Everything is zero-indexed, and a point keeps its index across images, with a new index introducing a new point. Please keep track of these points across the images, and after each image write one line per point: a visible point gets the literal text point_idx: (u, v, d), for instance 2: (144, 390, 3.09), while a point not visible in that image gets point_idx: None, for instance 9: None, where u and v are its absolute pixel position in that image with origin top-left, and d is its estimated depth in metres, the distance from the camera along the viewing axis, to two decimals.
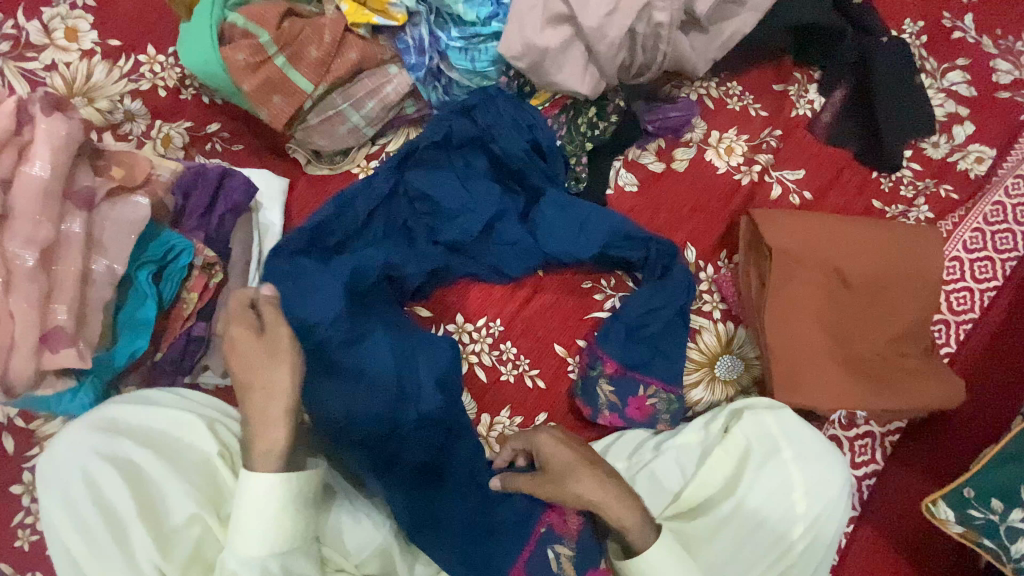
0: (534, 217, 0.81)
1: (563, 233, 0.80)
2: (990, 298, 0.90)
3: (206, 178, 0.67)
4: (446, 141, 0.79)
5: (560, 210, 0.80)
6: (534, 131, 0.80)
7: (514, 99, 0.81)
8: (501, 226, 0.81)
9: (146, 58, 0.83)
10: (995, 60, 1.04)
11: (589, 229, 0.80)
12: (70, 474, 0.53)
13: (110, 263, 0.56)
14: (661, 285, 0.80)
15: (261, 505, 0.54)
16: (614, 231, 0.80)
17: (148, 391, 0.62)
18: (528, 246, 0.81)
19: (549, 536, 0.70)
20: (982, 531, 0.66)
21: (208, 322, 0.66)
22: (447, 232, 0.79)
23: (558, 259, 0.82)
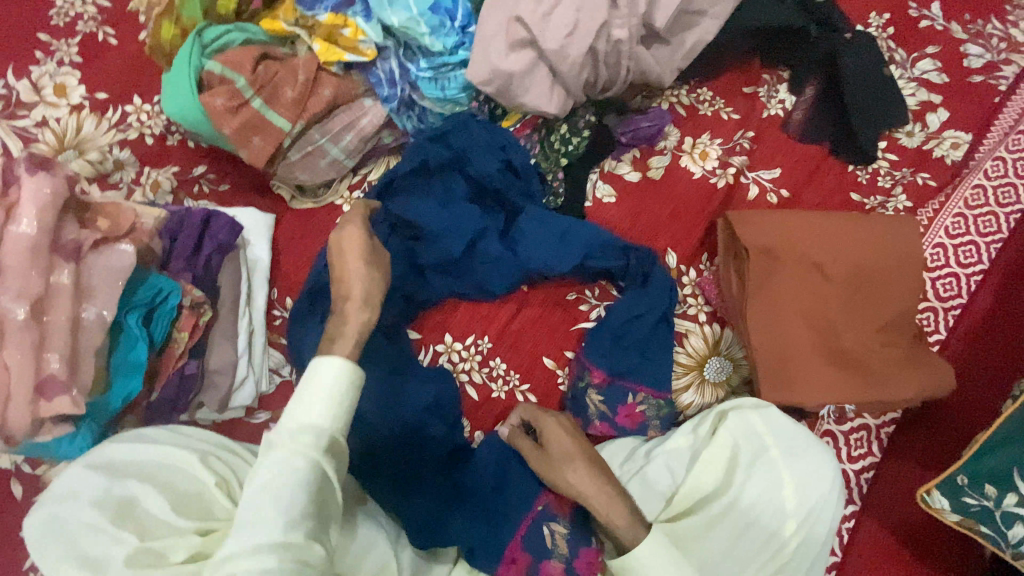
0: (513, 234, 0.83)
1: (543, 248, 0.81)
2: (978, 282, 0.90)
3: (191, 221, 0.71)
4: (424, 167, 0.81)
5: (539, 224, 0.82)
6: (507, 150, 0.83)
7: (488, 124, 0.83)
8: (482, 244, 0.83)
9: (132, 108, 0.87)
10: (965, 45, 1.04)
11: (567, 241, 0.81)
12: (70, 508, 0.55)
13: (99, 310, 0.59)
14: (643, 292, 0.81)
15: (313, 386, 0.52)
16: (591, 242, 0.81)
17: (145, 428, 0.64)
18: (509, 262, 0.82)
19: (544, 514, 0.73)
20: (978, 518, 0.65)
21: (200, 359, 0.69)
22: (430, 255, 0.81)
23: (540, 273, 0.83)
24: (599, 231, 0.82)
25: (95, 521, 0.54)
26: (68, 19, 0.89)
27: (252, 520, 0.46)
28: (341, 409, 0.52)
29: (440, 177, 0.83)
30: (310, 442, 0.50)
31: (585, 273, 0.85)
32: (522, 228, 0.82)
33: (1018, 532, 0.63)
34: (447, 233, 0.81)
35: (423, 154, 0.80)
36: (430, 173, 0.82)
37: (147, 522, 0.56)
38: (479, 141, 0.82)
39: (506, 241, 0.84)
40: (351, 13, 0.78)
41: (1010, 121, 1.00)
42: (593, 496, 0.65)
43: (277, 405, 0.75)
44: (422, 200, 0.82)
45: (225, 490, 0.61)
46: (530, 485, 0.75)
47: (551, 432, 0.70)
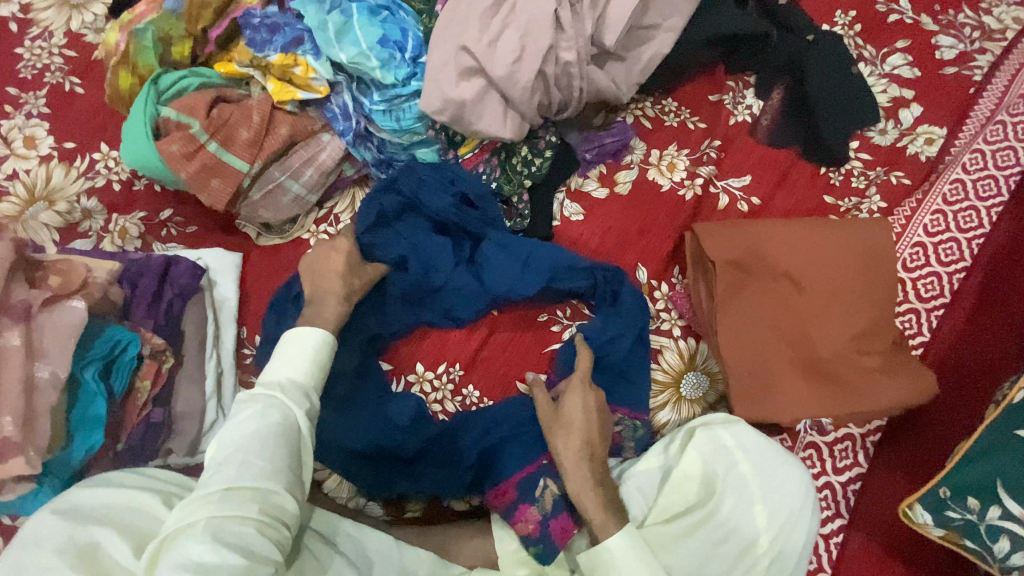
0: (479, 260, 0.83)
1: (506, 272, 0.81)
2: (960, 280, 0.88)
3: (151, 268, 0.72)
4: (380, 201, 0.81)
5: (500, 248, 0.82)
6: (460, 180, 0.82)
7: (434, 162, 0.83)
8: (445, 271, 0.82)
9: (100, 155, 0.88)
10: (937, 37, 1.02)
11: (532, 265, 0.80)
12: (28, 556, 0.50)
13: (52, 369, 0.59)
14: (613, 312, 0.80)
15: (299, 342, 0.59)
16: (555, 262, 0.80)
17: (111, 473, 0.62)
18: (474, 290, 0.81)
19: (546, 468, 0.76)
20: (962, 532, 0.63)
21: (165, 407, 0.69)
22: (398, 284, 0.80)
23: (507, 298, 0.82)
24: (562, 252, 0.81)
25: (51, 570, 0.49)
26: (35, 71, 0.91)
27: (223, 471, 0.47)
28: (319, 367, 0.59)
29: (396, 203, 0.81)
30: (293, 392, 0.55)
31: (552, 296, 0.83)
32: (481, 254, 0.83)
33: (1004, 547, 0.60)
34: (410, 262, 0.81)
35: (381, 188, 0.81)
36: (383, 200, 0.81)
37: (111, 567, 0.51)
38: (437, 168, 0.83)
39: (465, 269, 0.83)
40: (301, 52, 0.79)
41: (987, 112, 0.98)
42: (579, 476, 0.69)
43: None
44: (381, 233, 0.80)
45: None
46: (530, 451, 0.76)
47: (571, 399, 0.73)
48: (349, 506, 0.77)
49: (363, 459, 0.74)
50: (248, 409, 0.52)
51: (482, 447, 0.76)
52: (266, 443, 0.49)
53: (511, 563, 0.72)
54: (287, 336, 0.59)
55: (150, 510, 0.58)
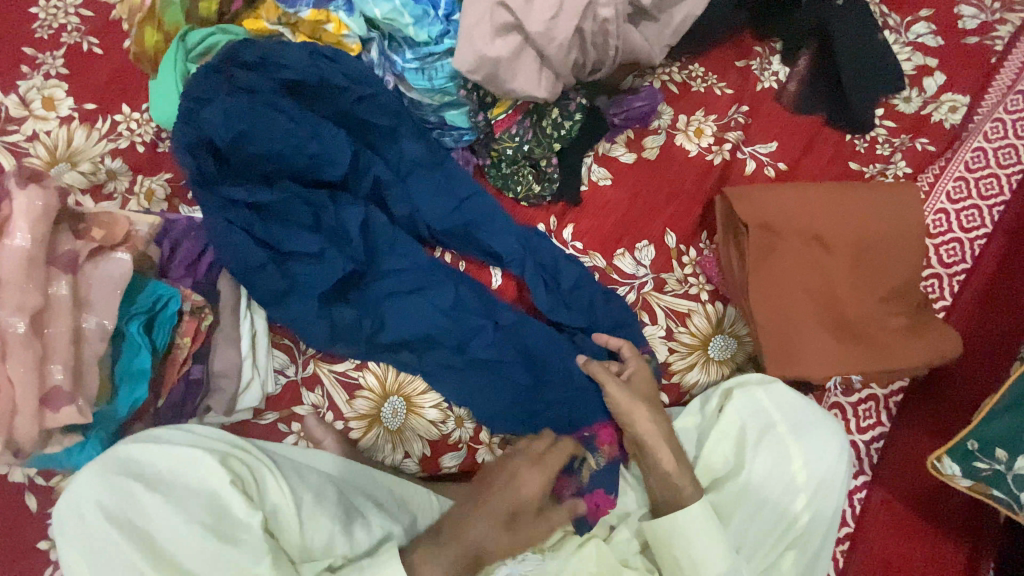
0: (502, 224, 0.82)
1: (512, 245, 0.82)
2: (981, 246, 0.89)
3: (195, 233, 0.77)
4: (330, 97, 0.81)
5: (442, 189, 0.84)
6: (400, 117, 0.83)
7: (421, 133, 0.85)
8: (481, 232, 0.82)
9: (122, 117, 0.86)
10: (959, 7, 1.01)
11: (470, 220, 0.83)
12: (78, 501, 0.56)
13: (99, 320, 0.62)
14: (567, 263, 0.82)
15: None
16: (486, 217, 0.83)
17: (154, 430, 0.63)
18: (517, 245, 0.82)
19: (590, 442, 0.76)
20: (990, 482, 0.65)
21: (203, 364, 0.74)
22: (432, 223, 0.83)
23: (545, 260, 0.82)
24: (497, 211, 0.83)
25: (115, 539, 0.54)
26: (51, 30, 0.89)
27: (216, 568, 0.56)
28: None
29: (331, 108, 0.82)
30: None
31: (485, 252, 0.83)
32: (416, 186, 0.83)
33: None
34: (317, 159, 0.79)
35: (318, 74, 0.79)
36: (331, 98, 0.81)
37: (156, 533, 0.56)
38: (390, 94, 0.83)
39: (389, 192, 0.83)
40: (333, 9, 0.81)
41: (1007, 81, 0.97)
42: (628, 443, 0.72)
43: (284, 405, 0.76)
44: (270, 143, 0.76)
45: (242, 488, 0.60)
46: (593, 407, 0.77)
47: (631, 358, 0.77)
48: (385, 463, 0.77)
49: (393, 357, 0.78)
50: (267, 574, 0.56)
51: (524, 400, 0.77)
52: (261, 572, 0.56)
53: None
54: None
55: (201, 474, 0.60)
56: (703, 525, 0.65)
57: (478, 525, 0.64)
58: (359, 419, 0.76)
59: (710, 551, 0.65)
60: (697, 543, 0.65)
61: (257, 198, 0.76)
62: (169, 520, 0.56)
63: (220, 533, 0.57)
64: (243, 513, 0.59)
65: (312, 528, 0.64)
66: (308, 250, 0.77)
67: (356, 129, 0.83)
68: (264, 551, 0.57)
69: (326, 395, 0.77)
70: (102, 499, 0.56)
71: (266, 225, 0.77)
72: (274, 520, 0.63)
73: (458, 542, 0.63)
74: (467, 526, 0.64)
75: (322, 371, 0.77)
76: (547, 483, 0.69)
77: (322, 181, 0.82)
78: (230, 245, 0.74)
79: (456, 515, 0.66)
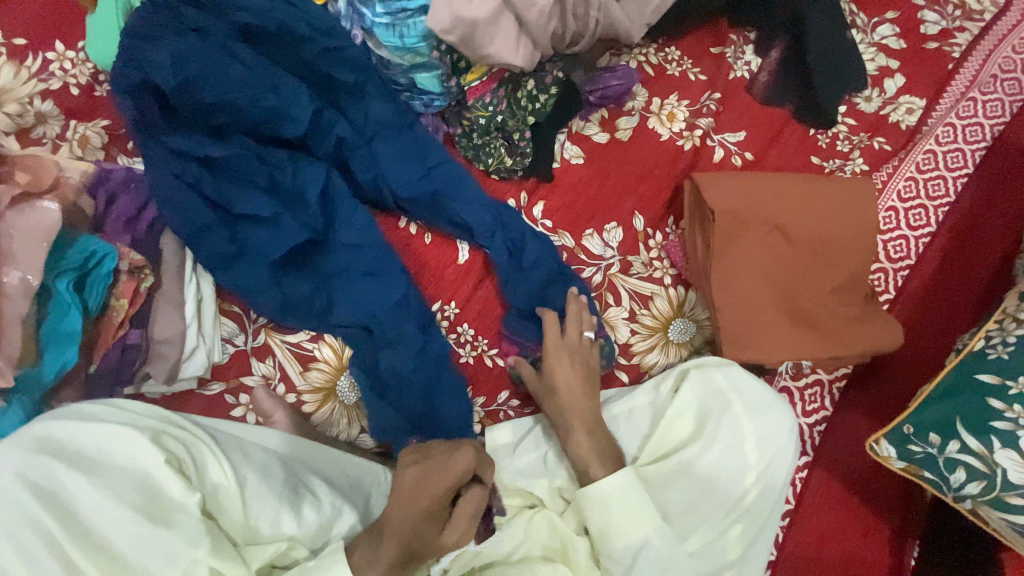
0: (471, 198, 0.80)
1: (479, 220, 0.79)
2: (925, 244, 0.93)
3: (137, 187, 0.71)
4: (294, 52, 0.77)
5: (407, 155, 0.80)
6: (367, 74, 0.79)
7: (387, 93, 0.81)
8: (450, 203, 0.80)
9: (54, 55, 0.78)
10: (923, 12, 1.04)
11: (444, 189, 0.80)
12: None
13: (22, 275, 0.61)
14: (533, 239, 0.80)
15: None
16: (454, 185, 0.80)
17: (80, 403, 0.56)
18: (489, 220, 0.80)
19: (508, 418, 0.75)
20: (922, 464, 0.70)
21: (143, 328, 0.68)
22: (398, 189, 0.79)
23: (515, 241, 0.80)
24: (465, 179, 0.81)
25: (34, 516, 0.47)
26: None
27: (151, 555, 0.49)
28: None
29: (294, 59, 0.77)
30: None
31: (450, 225, 0.81)
32: (383, 151, 0.80)
33: (958, 477, 0.67)
34: (275, 113, 0.74)
35: (279, 19, 0.75)
36: (294, 49, 0.77)
37: (80, 515, 0.49)
38: (357, 49, 0.79)
39: (353, 154, 0.80)
40: None
41: (961, 88, 1.01)
42: (577, 416, 0.70)
43: (231, 375, 0.72)
44: (222, 93, 0.71)
45: (177, 467, 0.53)
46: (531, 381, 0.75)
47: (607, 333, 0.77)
48: (340, 439, 0.74)
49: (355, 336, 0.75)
50: (208, 563, 0.50)
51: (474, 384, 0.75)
52: (203, 559, 0.50)
53: (507, 493, 0.73)
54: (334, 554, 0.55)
55: (132, 452, 0.53)
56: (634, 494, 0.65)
57: (403, 523, 0.57)
58: (314, 393, 0.74)
59: (635, 524, 0.64)
60: (623, 518, 0.65)
61: (206, 153, 0.71)
62: (94, 498, 0.49)
63: (153, 515, 0.50)
64: (178, 493, 0.52)
65: (258, 508, 0.57)
66: (260, 215, 0.73)
67: (323, 85, 0.79)
68: (202, 534, 0.51)
69: (278, 365, 0.73)
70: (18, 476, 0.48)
71: (219, 182, 0.72)
72: (215, 501, 0.56)
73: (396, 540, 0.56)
74: (395, 522, 0.57)
75: (274, 342, 0.74)
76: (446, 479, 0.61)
77: (280, 137, 0.76)
78: (178, 203, 0.69)
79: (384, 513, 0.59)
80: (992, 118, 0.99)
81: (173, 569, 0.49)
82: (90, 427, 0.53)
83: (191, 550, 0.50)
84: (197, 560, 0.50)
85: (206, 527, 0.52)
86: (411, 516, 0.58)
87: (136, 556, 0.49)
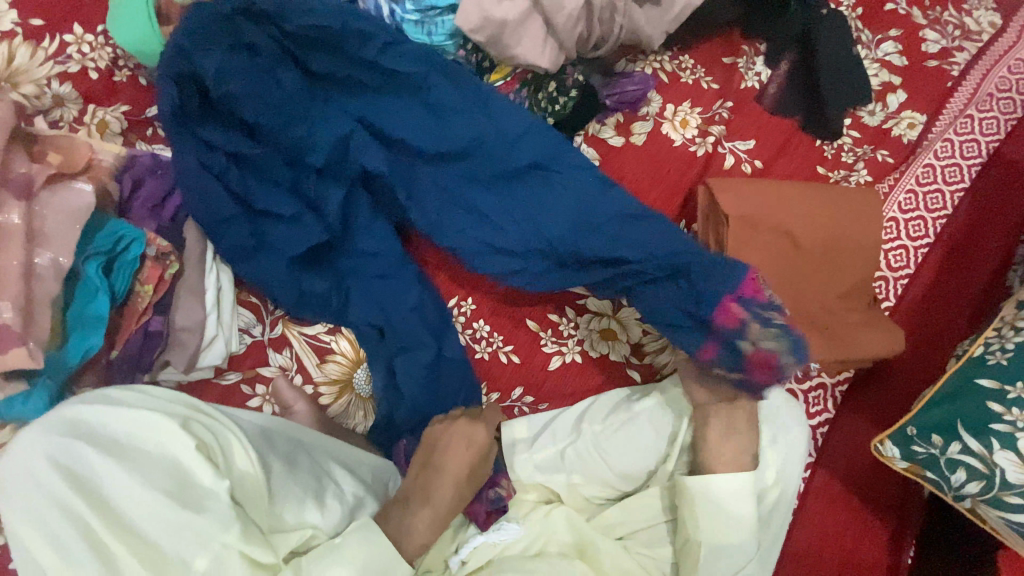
0: (541, 177, 0.75)
1: (539, 207, 0.74)
2: (923, 254, 0.96)
3: (162, 176, 0.72)
4: (336, 48, 0.74)
5: (465, 150, 0.75)
6: (430, 64, 0.75)
7: None
8: (506, 186, 0.76)
9: (73, 38, 0.76)
10: (924, 30, 1.08)
11: (500, 190, 0.76)
12: (20, 463, 0.48)
13: (54, 257, 0.61)
14: (622, 231, 0.72)
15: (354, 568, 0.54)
16: (513, 158, 0.75)
17: (106, 388, 0.56)
18: (560, 203, 0.74)
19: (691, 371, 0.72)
20: (924, 464, 0.72)
21: (164, 316, 0.69)
22: (448, 171, 0.77)
23: (595, 220, 0.74)
24: (523, 144, 0.74)
25: (66, 500, 0.47)
26: None
27: (182, 539, 0.49)
28: None
29: None
30: None
31: (480, 239, 0.76)
32: (428, 149, 0.76)
33: (959, 477, 0.69)
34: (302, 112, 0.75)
35: (343, 20, 0.72)
36: (349, 48, 0.74)
37: (110, 501, 0.49)
38: (417, 46, 0.75)
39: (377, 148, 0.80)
40: None
41: (959, 105, 1.05)
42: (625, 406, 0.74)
43: (248, 365, 0.72)
44: (248, 85, 0.72)
45: (206, 454, 0.53)
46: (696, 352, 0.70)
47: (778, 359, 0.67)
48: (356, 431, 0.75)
49: (375, 329, 0.75)
50: (239, 546, 0.50)
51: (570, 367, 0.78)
52: (235, 545, 0.50)
53: (523, 488, 0.74)
54: (357, 541, 0.55)
55: (161, 438, 0.52)
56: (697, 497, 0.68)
57: (437, 488, 0.62)
58: (331, 384, 0.74)
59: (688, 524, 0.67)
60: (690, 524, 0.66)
61: (234, 147, 0.73)
62: (125, 483, 0.49)
63: (183, 500, 0.50)
64: (207, 478, 0.52)
65: (283, 496, 0.57)
66: (282, 211, 0.73)
67: (362, 78, 0.75)
68: (234, 518, 0.51)
69: (294, 357, 0.74)
70: (50, 460, 0.48)
71: (250, 179, 0.74)
72: (241, 489, 0.55)
73: (429, 507, 0.61)
74: (427, 489, 0.62)
75: (291, 334, 0.74)
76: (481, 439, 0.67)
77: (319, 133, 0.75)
78: (204, 193, 0.70)
79: (411, 479, 0.64)
80: (988, 134, 1.03)
81: (204, 554, 0.49)
82: (119, 412, 0.53)
83: (223, 534, 0.50)
84: (228, 544, 0.50)
85: (236, 512, 0.52)
86: (443, 480, 0.63)
87: (167, 541, 0.49)
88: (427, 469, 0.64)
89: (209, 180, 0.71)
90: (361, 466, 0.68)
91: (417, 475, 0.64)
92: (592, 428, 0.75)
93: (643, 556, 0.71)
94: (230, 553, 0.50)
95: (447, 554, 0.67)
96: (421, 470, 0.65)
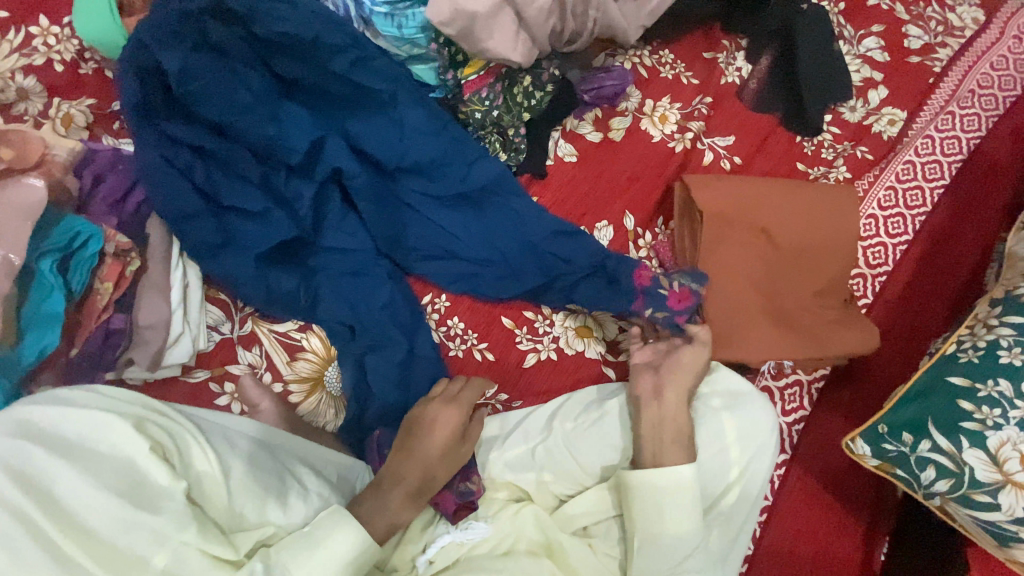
0: (484, 203, 0.81)
1: (476, 231, 0.80)
2: (902, 251, 0.96)
3: (125, 171, 0.71)
4: (308, 54, 0.75)
5: (423, 165, 0.79)
6: (398, 83, 0.79)
7: (391, 74, 0.78)
8: (455, 205, 0.81)
9: (38, 30, 0.75)
10: (907, 26, 1.07)
11: (462, 206, 0.81)
12: None
13: (5, 254, 0.60)
14: (557, 245, 0.80)
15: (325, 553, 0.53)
16: (460, 179, 0.80)
17: (61, 389, 0.55)
18: (501, 228, 0.80)
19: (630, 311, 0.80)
20: (895, 462, 0.72)
21: (126, 313, 0.68)
22: (405, 185, 0.81)
23: (535, 240, 0.80)
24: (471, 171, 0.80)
25: (13, 502, 0.45)
26: None
27: (138, 539, 0.48)
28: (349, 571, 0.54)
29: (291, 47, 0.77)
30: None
31: (438, 246, 0.80)
32: (390, 162, 0.79)
33: (928, 475, 0.69)
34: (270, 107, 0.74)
35: (315, 31, 0.74)
36: (324, 59, 0.76)
37: (62, 504, 0.47)
38: (385, 59, 0.79)
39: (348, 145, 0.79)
40: None
41: (941, 101, 1.04)
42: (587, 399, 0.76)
43: (217, 363, 0.71)
44: (212, 80, 0.71)
45: (162, 454, 0.52)
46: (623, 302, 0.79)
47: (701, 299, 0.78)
48: (326, 430, 0.73)
49: (345, 326, 0.74)
50: (196, 544, 0.50)
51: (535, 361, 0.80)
52: (193, 542, 0.49)
53: (494, 486, 0.73)
54: (325, 527, 0.55)
55: (115, 438, 0.52)
56: (667, 494, 0.66)
57: (408, 471, 0.63)
58: (300, 383, 0.73)
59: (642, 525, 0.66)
60: (650, 518, 0.66)
61: (201, 142, 0.72)
62: (77, 485, 0.48)
63: (138, 501, 0.49)
64: (163, 478, 0.51)
65: (243, 496, 0.57)
66: (251, 208, 0.73)
67: (334, 84, 0.77)
68: (191, 517, 0.50)
69: (265, 355, 0.72)
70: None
71: (216, 173, 0.73)
72: (198, 489, 0.55)
73: (402, 488, 0.62)
74: (398, 473, 0.63)
75: (261, 331, 0.73)
76: (459, 420, 0.66)
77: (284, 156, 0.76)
78: (168, 190, 0.69)
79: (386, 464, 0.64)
80: (969, 131, 1.03)
81: (160, 554, 0.48)
82: (73, 413, 0.52)
83: (180, 533, 0.49)
84: (186, 543, 0.49)
85: (193, 511, 0.51)
86: (416, 461, 0.63)
87: (121, 542, 0.48)
88: (400, 453, 0.64)
89: (174, 177, 0.70)
90: (327, 464, 0.67)
91: (392, 460, 0.64)
92: (563, 426, 0.75)
93: (609, 555, 0.71)
94: (187, 553, 0.49)
95: (413, 555, 0.66)
96: (398, 453, 0.64)
